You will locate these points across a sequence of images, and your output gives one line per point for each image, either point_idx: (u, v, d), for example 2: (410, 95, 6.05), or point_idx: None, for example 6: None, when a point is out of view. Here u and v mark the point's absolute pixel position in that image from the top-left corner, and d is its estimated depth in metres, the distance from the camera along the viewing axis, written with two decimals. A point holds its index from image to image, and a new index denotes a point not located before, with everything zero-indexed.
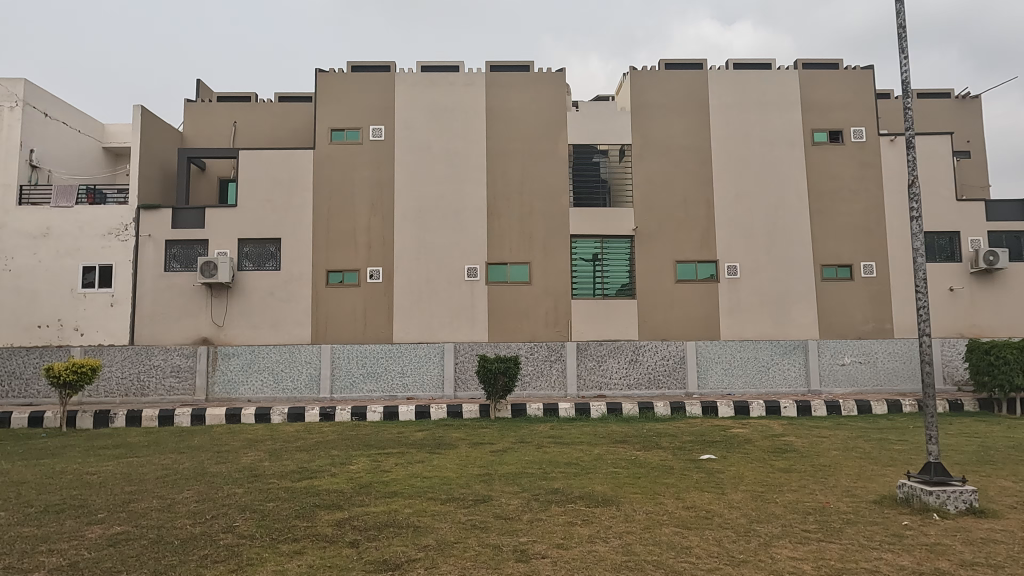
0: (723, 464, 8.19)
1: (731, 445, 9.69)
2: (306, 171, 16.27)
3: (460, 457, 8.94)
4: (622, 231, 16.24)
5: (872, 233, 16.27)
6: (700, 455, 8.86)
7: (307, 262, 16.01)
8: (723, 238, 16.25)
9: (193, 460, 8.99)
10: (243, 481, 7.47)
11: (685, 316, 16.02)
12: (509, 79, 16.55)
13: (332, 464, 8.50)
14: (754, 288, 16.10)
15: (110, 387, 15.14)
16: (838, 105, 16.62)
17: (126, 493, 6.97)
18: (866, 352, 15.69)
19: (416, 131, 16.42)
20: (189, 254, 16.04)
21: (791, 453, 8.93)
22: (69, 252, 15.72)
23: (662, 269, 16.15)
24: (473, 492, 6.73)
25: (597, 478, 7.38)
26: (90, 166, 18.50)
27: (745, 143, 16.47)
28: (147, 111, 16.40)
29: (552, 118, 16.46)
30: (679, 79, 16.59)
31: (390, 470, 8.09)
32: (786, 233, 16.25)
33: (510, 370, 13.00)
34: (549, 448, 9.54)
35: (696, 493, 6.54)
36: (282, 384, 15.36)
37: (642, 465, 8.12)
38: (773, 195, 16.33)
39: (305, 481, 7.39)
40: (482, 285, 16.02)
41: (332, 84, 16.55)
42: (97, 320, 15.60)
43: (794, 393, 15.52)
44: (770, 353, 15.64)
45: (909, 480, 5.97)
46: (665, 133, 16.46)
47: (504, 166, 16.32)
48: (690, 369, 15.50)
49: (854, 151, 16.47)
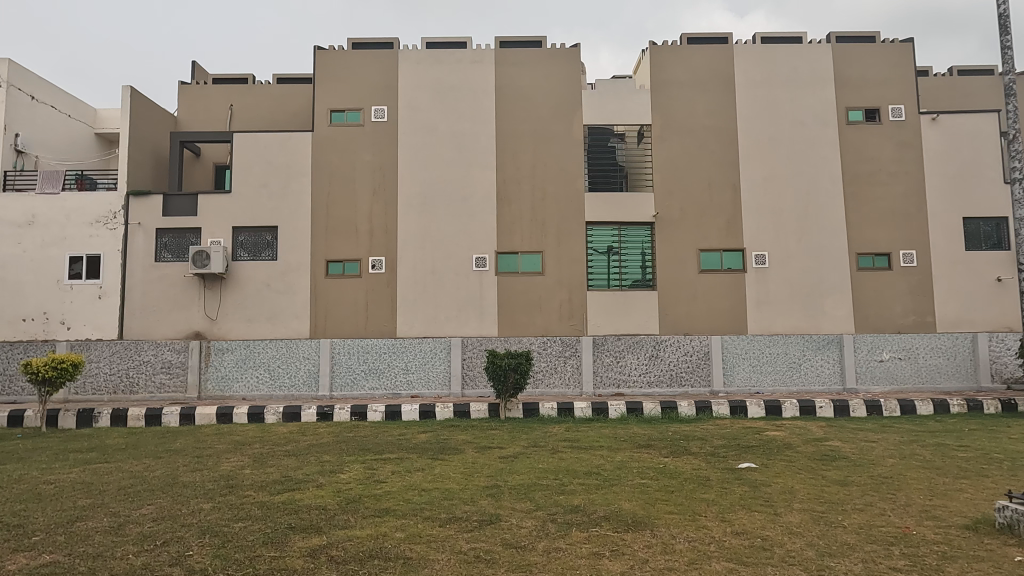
0: (766, 474, 7.12)
1: (771, 451, 8.59)
2: (304, 155, 15.30)
3: (465, 464, 7.93)
4: (642, 217, 15.14)
5: (911, 219, 15.08)
6: (739, 464, 7.79)
7: (306, 252, 15.06)
8: (750, 225, 15.11)
9: (167, 467, 8.02)
10: (212, 494, 6.48)
11: (710, 309, 14.89)
12: (520, 56, 15.49)
13: (320, 472, 7.53)
14: (784, 279, 14.94)
15: (98, 384, 14.32)
16: (875, 81, 15.40)
17: (73, 510, 5.99)
18: (906, 347, 14.58)
19: (421, 111, 15.40)
20: (181, 243, 15.14)
21: (842, 461, 7.85)
22: (55, 241, 14.86)
23: (685, 258, 15.04)
24: (477, 510, 5.68)
25: (624, 492, 6.32)
26: (81, 153, 17.65)
27: (774, 123, 15.31)
28: (137, 92, 15.50)
29: (566, 96, 15.37)
30: (702, 55, 15.46)
31: (385, 480, 7.09)
32: (820, 220, 15.08)
33: (521, 367, 11.99)
34: (565, 454, 8.54)
35: (745, 513, 5.46)
36: (279, 381, 14.46)
37: (673, 476, 7.06)
38: (804, 179, 15.17)
39: (285, 495, 6.41)
40: (491, 276, 14.99)
41: (331, 63, 15.56)
42: (84, 313, 14.73)
43: (828, 391, 14.40)
44: (802, 349, 14.54)
45: (1011, 502, 4.87)
46: (687, 113, 15.33)
47: (514, 149, 15.26)
48: (716, 366, 14.44)
49: (892, 131, 15.26)
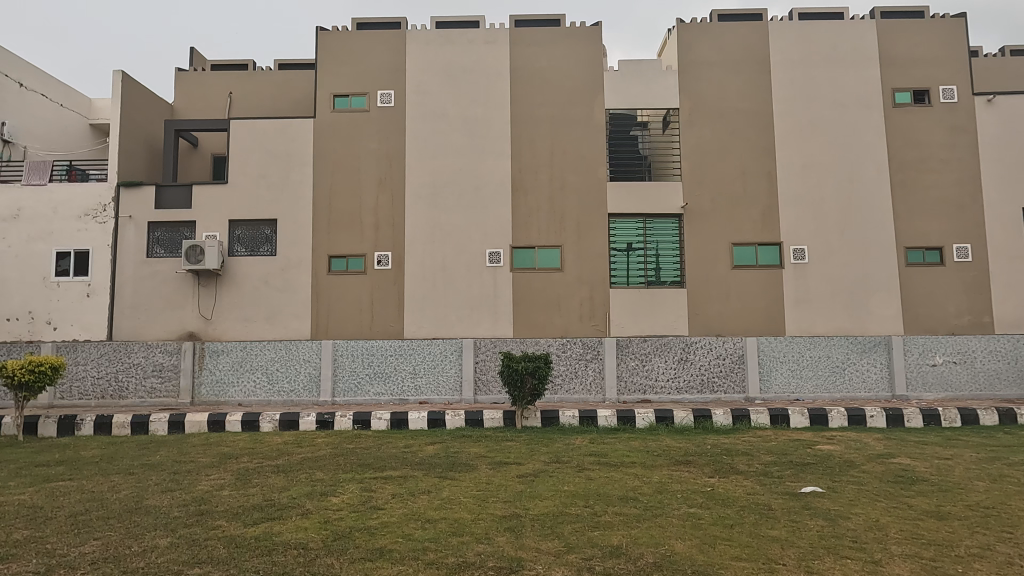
0: (838, 503, 5.93)
1: (832, 471, 7.38)
2: (305, 143, 14.28)
3: (476, 485, 6.81)
4: (669, 209, 13.95)
5: (966, 210, 13.79)
6: (801, 488, 6.58)
7: (306, 247, 14.02)
8: (787, 216, 13.88)
9: (134, 488, 6.94)
10: (173, 526, 5.37)
11: (744, 309, 13.67)
12: (538, 35, 14.37)
13: (308, 496, 6.41)
14: (825, 275, 13.70)
15: (85, 389, 13.34)
16: (924, 59, 14.12)
17: (1, 548, 4.91)
18: (962, 350, 13.29)
19: (430, 95, 14.33)
20: (174, 237, 14.15)
21: (923, 485, 6.62)
22: (41, 235, 13.93)
23: (716, 252, 13.83)
24: (492, 553, 4.56)
25: (671, 527, 5.17)
26: (75, 143, 16.77)
27: (813, 106, 14.09)
28: (130, 78, 14.58)
29: (587, 79, 14.24)
30: (733, 33, 14.26)
31: (382, 507, 5.95)
32: (864, 211, 13.81)
33: (540, 371, 10.85)
34: (594, 473, 7.39)
35: (835, 563, 4.31)
36: (278, 385, 13.41)
37: (727, 505, 5.87)
38: (847, 166, 13.92)
39: (259, 528, 5.30)
40: (506, 272, 13.88)
41: (334, 45, 14.54)
42: (71, 312, 13.79)
43: (875, 399, 13.13)
44: (846, 352, 13.29)
45: None
46: (718, 95, 14.15)
47: (531, 136, 14.16)
48: (751, 371, 13.21)
49: (943, 114, 13.97)
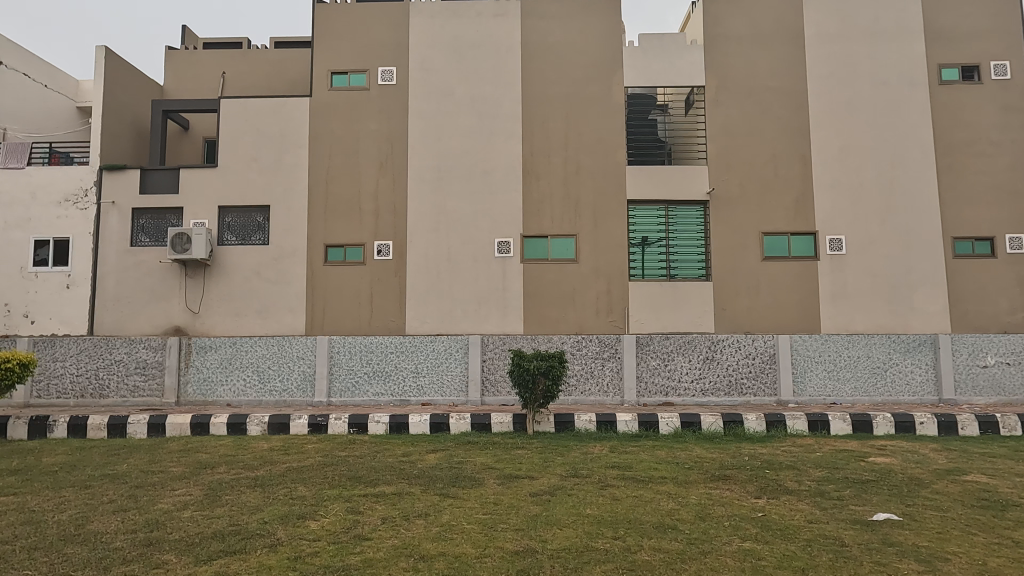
0: (925, 537, 4.86)
1: (900, 492, 6.28)
2: (301, 124, 13.26)
3: (482, 507, 5.75)
4: (694, 195, 12.85)
5: (1018, 197, 12.63)
6: (872, 515, 5.49)
7: (301, 235, 13.02)
8: (822, 204, 12.75)
9: (80, 506, 5.92)
10: (106, 563, 4.34)
11: (775, 304, 12.56)
12: (551, 7, 13.28)
13: (282, 521, 5.36)
14: (865, 267, 12.56)
15: (63, 387, 12.37)
16: (973, 31, 12.93)
17: None
18: (1015, 350, 12.12)
19: (435, 73, 13.28)
20: (159, 225, 13.18)
21: (1018, 512, 5.51)
22: (19, 222, 13.00)
23: (745, 243, 12.71)
24: None
25: (727, 573, 4.12)
26: (60, 126, 15.83)
27: (851, 83, 12.93)
28: (113, 54, 13.59)
29: (604, 55, 13.15)
30: (764, 4, 13.11)
31: (369, 538, 4.90)
32: (908, 198, 12.66)
33: (553, 371, 9.79)
34: (620, 492, 6.31)
35: None
36: (269, 384, 12.41)
37: (789, 539, 4.80)
38: (888, 149, 12.77)
39: (209, 569, 4.26)
40: (516, 263, 12.82)
41: (332, 18, 13.49)
42: (49, 305, 12.85)
43: (920, 404, 11.99)
44: (887, 351, 12.16)
45: None
46: (747, 72, 13.02)
47: (544, 116, 13.09)
48: (784, 372, 12.09)
49: (995, 92, 12.79)
